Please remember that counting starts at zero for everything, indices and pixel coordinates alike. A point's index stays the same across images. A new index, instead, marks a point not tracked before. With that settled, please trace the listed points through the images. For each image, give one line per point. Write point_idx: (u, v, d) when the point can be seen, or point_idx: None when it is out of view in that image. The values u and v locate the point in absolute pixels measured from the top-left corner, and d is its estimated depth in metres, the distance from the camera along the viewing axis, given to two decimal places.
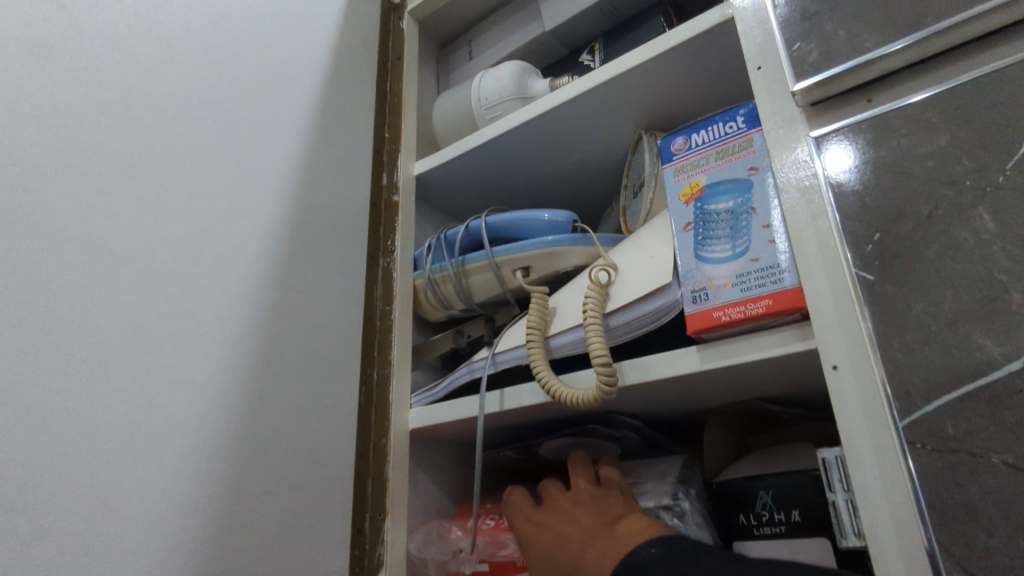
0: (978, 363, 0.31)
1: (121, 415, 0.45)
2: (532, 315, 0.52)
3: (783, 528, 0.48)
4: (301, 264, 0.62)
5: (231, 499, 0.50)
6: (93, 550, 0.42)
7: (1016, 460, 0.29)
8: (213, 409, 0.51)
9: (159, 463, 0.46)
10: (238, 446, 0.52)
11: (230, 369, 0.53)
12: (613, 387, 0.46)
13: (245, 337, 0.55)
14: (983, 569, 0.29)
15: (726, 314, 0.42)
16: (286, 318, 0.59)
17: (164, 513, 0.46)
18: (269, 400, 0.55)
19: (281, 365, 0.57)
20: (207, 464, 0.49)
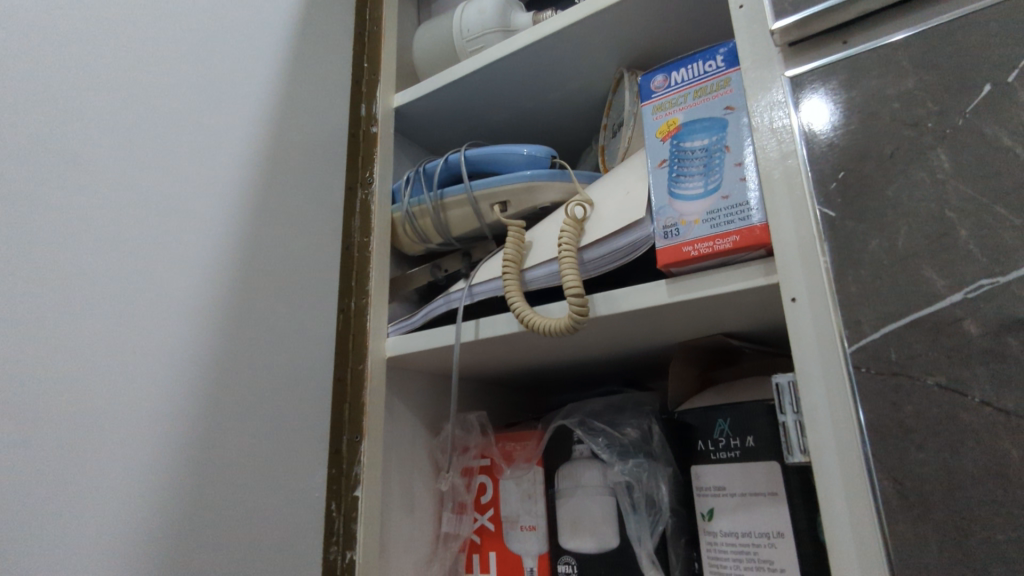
0: (924, 294, 0.33)
1: (104, 332, 0.46)
2: (509, 248, 0.53)
3: (738, 453, 0.52)
4: (278, 191, 0.62)
5: (212, 417, 0.52)
6: (81, 457, 0.43)
7: (949, 381, 0.32)
8: (193, 330, 0.52)
9: (142, 380, 0.47)
10: (218, 367, 0.53)
11: (211, 293, 0.54)
12: (585, 317, 0.48)
13: (221, 261, 0.55)
14: (911, 479, 0.31)
15: (695, 249, 0.44)
16: (264, 245, 0.59)
17: (147, 427, 0.47)
18: (249, 324, 0.56)
19: (260, 291, 0.58)
20: (190, 382, 0.51)
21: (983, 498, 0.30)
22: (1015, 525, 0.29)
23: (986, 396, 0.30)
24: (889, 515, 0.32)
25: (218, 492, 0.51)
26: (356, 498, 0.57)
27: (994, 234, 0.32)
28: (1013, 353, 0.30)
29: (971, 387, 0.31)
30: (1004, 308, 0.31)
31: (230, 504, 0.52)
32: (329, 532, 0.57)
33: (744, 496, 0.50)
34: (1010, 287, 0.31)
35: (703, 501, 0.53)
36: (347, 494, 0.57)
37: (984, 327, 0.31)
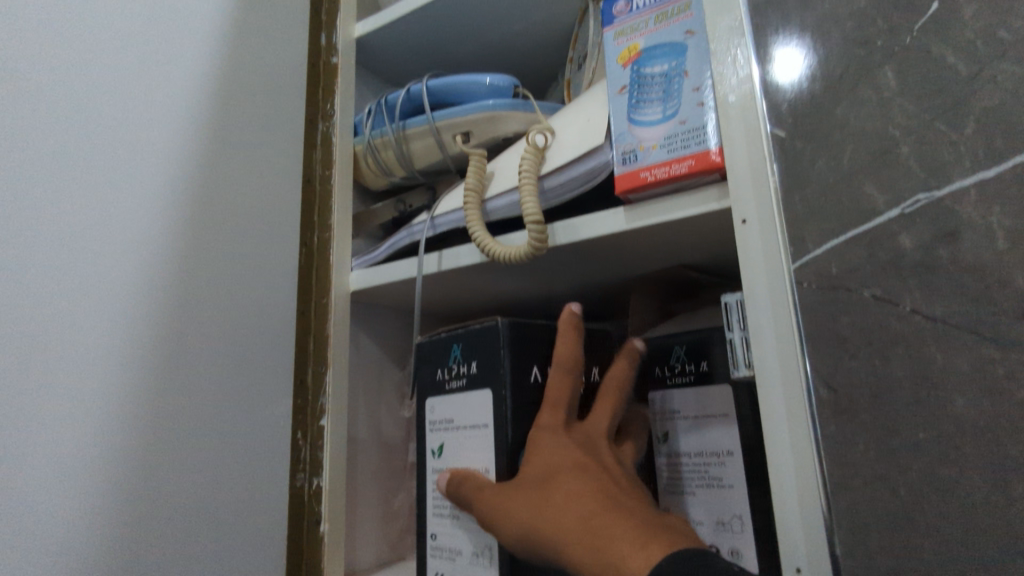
0: (865, 210, 0.34)
1: (61, 254, 0.44)
2: (470, 178, 0.53)
3: (692, 377, 0.54)
4: (240, 118, 0.60)
5: (177, 345, 0.51)
6: (44, 380, 0.42)
7: (883, 292, 0.33)
8: (155, 258, 0.51)
9: (105, 305, 0.46)
10: (182, 297, 0.52)
11: (174, 221, 0.52)
12: (543, 246, 0.48)
13: (178, 190, 0.53)
14: (845, 385, 0.33)
15: (652, 174, 0.44)
16: (226, 171, 0.58)
17: (110, 358, 0.46)
18: (213, 254, 0.55)
19: (224, 220, 0.57)
20: (154, 310, 0.50)
21: (909, 400, 0.31)
22: (935, 425, 0.31)
23: (916, 305, 0.32)
24: (821, 421, 0.33)
25: (185, 421, 0.51)
26: (322, 427, 0.58)
27: (933, 150, 0.33)
28: (943, 264, 0.32)
29: (903, 298, 0.32)
30: (938, 221, 0.32)
31: (194, 435, 0.51)
32: (295, 459, 0.58)
33: (697, 418, 0.53)
34: (945, 200, 0.32)
35: (659, 424, 0.55)
36: (312, 423, 0.58)
37: (918, 241, 0.33)
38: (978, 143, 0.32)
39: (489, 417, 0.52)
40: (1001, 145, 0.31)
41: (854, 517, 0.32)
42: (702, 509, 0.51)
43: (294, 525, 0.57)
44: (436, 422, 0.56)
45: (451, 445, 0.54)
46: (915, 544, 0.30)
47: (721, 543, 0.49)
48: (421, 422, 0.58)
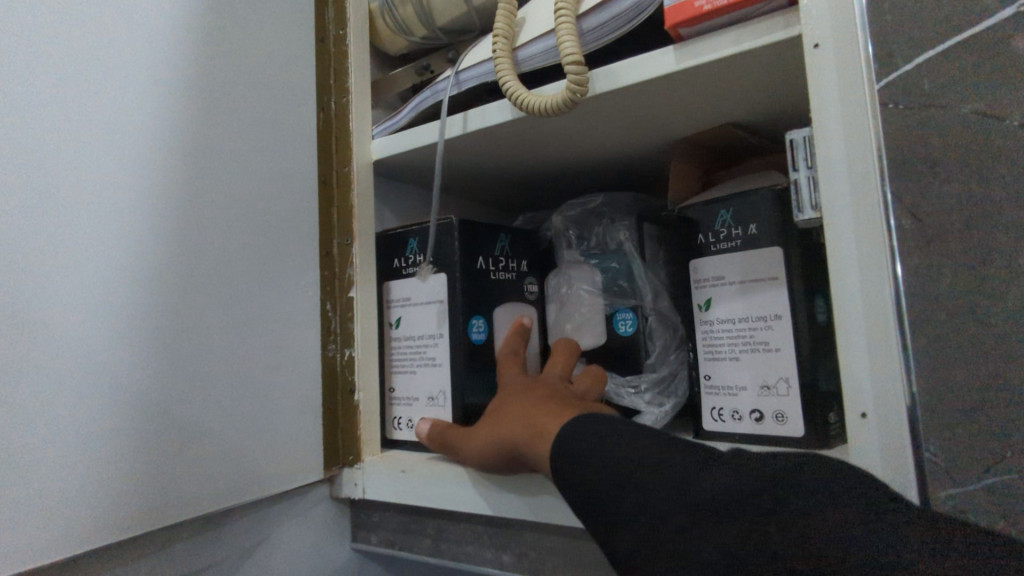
0: (970, 13, 0.30)
1: (64, 97, 0.38)
2: (499, 22, 0.48)
3: (739, 242, 0.51)
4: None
5: (196, 205, 0.46)
6: (54, 224, 0.37)
7: (984, 107, 0.29)
8: (165, 105, 0.44)
9: (115, 154, 0.41)
10: (202, 158, 0.47)
11: (185, 66, 0.46)
12: (582, 92, 0.44)
13: (186, 35, 0.47)
14: (932, 213, 0.30)
15: (709, 3, 0.39)
16: (233, 10, 0.50)
17: (128, 221, 0.41)
18: (226, 105, 0.49)
19: (236, 68, 0.50)
20: (168, 163, 0.44)
21: None
22: None
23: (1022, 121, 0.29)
24: (903, 254, 0.30)
25: (213, 288, 0.46)
26: (350, 300, 0.56)
27: None
28: None
29: (1008, 113, 0.29)
30: None
31: (228, 310, 0.47)
32: (326, 331, 0.56)
33: (744, 283, 0.50)
34: None
35: (702, 293, 0.53)
36: (341, 295, 0.56)
37: None
38: None
39: (443, 292, 0.54)
40: None
41: (938, 351, 0.29)
42: (746, 375, 0.49)
43: (327, 395, 0.55)
44: (395, 299, 0.58)
45: (414, 317, 0.56)
46: None
47: (766, 407, 0.48)
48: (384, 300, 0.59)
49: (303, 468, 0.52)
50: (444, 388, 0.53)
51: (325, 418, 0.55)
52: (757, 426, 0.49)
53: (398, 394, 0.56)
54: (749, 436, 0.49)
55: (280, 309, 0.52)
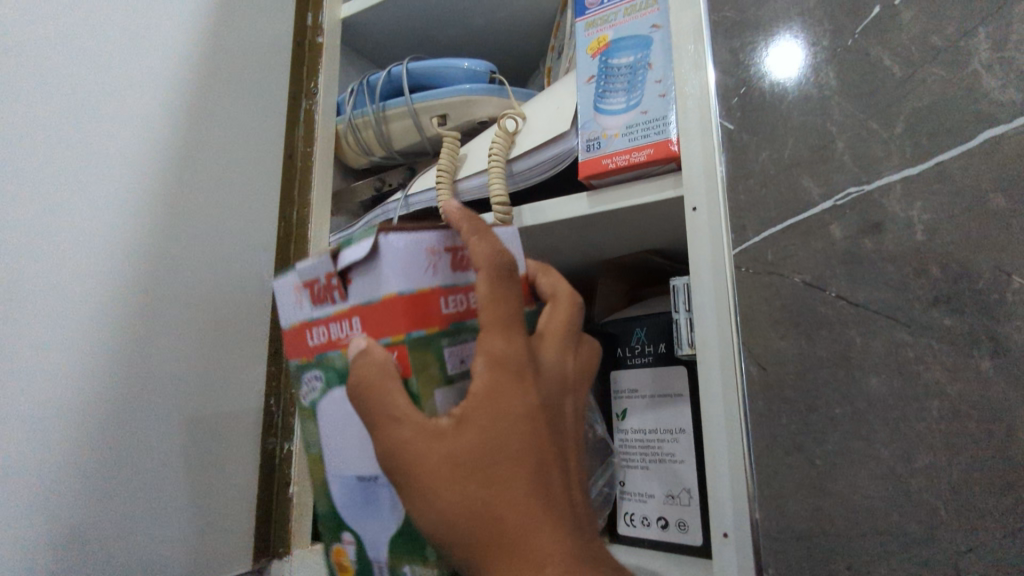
0: (802, 201, 0.36)
1: (48, 241, 0.44)
2: (443, 159, 0.55)
3: (651, 357, 0.56)
4: (221, 88, 0.59)
5: (159, 315, 0.51)
6: (30, 348, 0.42)
7: (812, 278, 0.35)
8: (136, 224, 0.50)
9: (90, 283, 0.46)
10: (168, 275, 0.52)
11: (160, 198, 0.52)
12: (507, 227, 0.50)
13: (165, 171, 0.53)
14: (772, 363, 0.35)
15: (614, 162, 0.46)
16: (208, 141, 0.57)
17: (97, 344, 0.46)
18: (191, 222, 0.55)
19: (203, 192, 0.56)
20: (136, 284, 0.49)
21: (829, 378, 0.34)
22: (850, 400, 0.33)
23: (841, 291, 0.34)
24: (750, 396, 0.35)
25: (164, 389, 0.51)
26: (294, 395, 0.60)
27: (866, 147, 0.35)
28: (867, 253, 0.34)
29: (830, 284, 0.35)
30: (864, 215, 0.35)
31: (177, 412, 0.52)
32: (268, 424, 0.60)
33: (654, 397, 0.55)
34: (872, 195, 0.35)
35: (619, 402, 0.57)
36: (285, 391, 0.61)
37: (847, 231, 0.35)
38: (906, 144, 0.34)
39: None
40: (924, 144, 0.34)
41: (775, 484, 0.34)
42: (654, 483, 0.53)
43: (264, 486, 0.58)
44: None
45: None
46: (825, 508, 0.33)
47: (671, 515, 0.52)
48: None
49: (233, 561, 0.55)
50: None
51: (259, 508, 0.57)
52: (663, 533, 0.52)
53: None
54: (657, 542, 0.52)
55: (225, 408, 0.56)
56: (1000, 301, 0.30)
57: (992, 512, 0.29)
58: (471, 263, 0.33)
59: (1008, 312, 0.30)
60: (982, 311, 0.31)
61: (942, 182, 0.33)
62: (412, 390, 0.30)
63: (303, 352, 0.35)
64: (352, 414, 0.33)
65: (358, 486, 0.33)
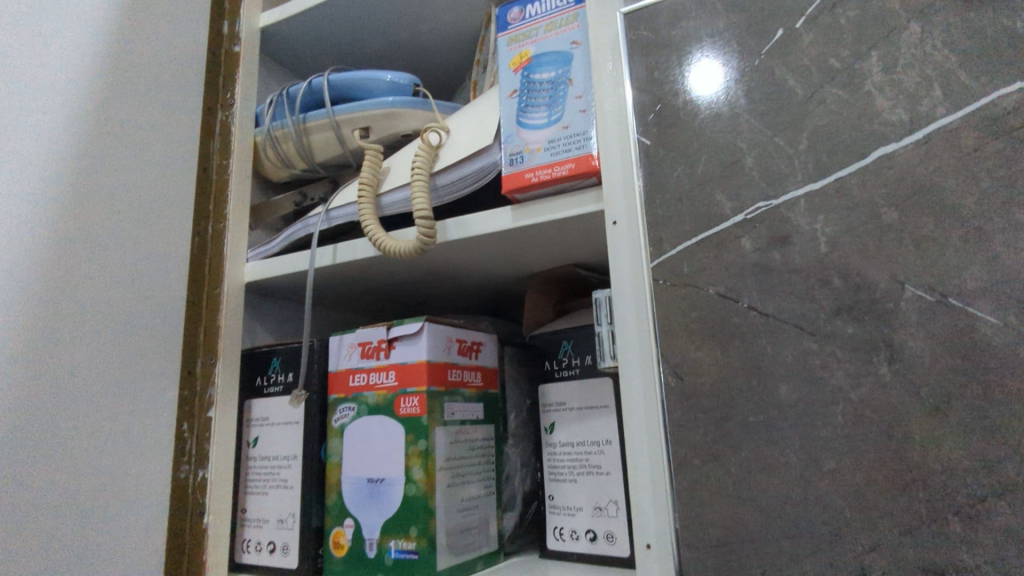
0: (714, 215, 0.37)
1: None
2: (365, 172, 0.53)
3: (578, 370, 0.56)
4: (127, 100, 0.56)
5: (52, 343, 0.48)
6: None
7: (725, 290, 0.36)
8: (26, 249, 0.47)
9: None
10: (64, 300, 0.49)
11: (55, 220, 0.49)
12: (432, 240, 0.49)
13: (61, 189, 0.50)
14: (688, 374, 0.36)
15: (536, 175, 0.46)
16: (112, 156, 0.54)
17: None
18: (91, 242, 0.51)
19: (105, 210, 0.53)
20: (24, 312, 0.46)
21: (742, 387, 0.35)
22: (762, 408, 0.34)
23: (752, 302, 0.35)
24: (669, 406, 0.36)
25: (57, 421, 0.47)
26: (209, 419, 0.56)
27: (773, 162, 0.37)
28: (776, 265, 0.35)
29: (742, 296, 0.36)
30: (772, 228, 0.36)
31: (72, 445, 0.48)
32: (179, 452, 0.56)
33: (581, 409, 0.55)
34: (779, 209, 0.36)
35: (547, 416, 0.57)
36: (200, 414, 0.57)
37: (756, 243, 0.36)
38: (809, 160, 0.36)
39: (299, 412, 0.56)
40: (825, 161, 0.35)
41: (693, 493, 0.35)
42: (582, 496, 0.53)
43: (175, 517, 0.55)
44: (256, 418, 0.58)
45: (268, 436, 0.57)
46: (740, 514, 0.33)
47: (599, 528, 0.51)
48: (241, 418, 0.59)
49: None
50: (296, 509, 0.53)
51: (169, 540, 0.54)
52: (592, 546, 0.52)
53: (250, 514, 0.56)
54: (585, 555, 0.52)
55: (131, 436, 0.52)
56: (896, 310, 0.32)
57: (893, 512, 0.30)
58: (471, 353, 0.56)
59: (903, 320, 0.32)
60: (879, 320, 0.32)
61: (840, 196, 0.34)
62: (422, 425, 0.49)
63: (343, 390, 0.54)
64: (375, 433, 0.51)
65: (367, 485, 0.51)
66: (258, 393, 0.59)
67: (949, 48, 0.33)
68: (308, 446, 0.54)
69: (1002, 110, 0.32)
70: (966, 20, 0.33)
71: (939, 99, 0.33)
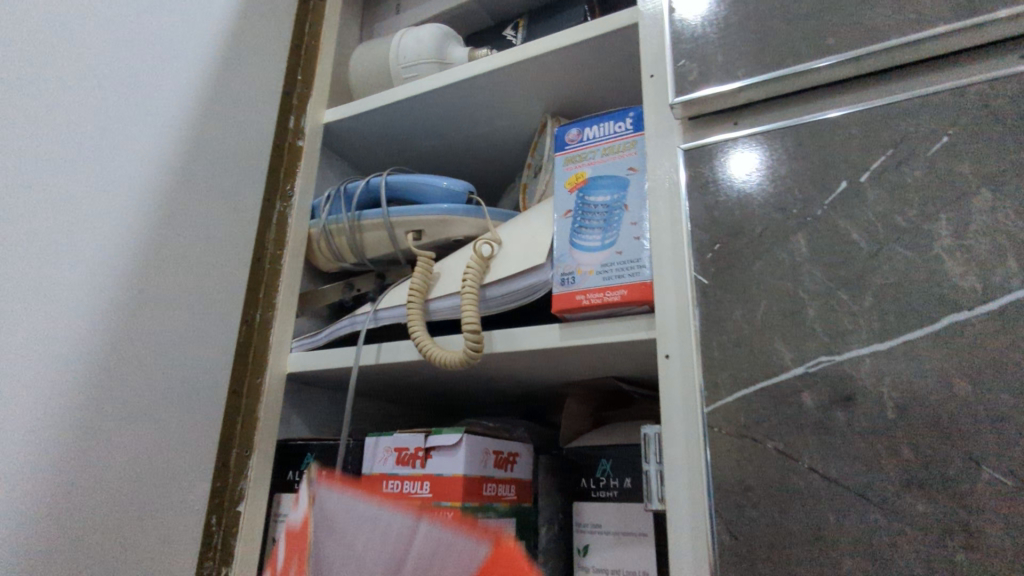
0: (773, 364, 0.37)
1: None
2: (416, 277, 0.54)
3: (616, 492, 0.54)
4: (192, 193, 0.58)
5: (93, 434, 0.48)
6: None
7: (784, 446, 0.35)
8: (80, 339, 0.47)
9: (19, 408, 0.43)
10: (110, 391, 0.49)
11: (110, 311, 0.50)
12: (478, 354, 0.49)
13: (121, 279, 0.51)
14: (743, 532, 0.35)
15: (587, 298, 0.47)
16: (170, 251, 0.56)
17: (16, 475, 0.42)
18: (141, 334, 0.52)
19: (158, 300, 0.54)
20: (69, 403, 0.46)
21: (800, 555, 0.33)
22: None
23: (813, 463, 0.34)
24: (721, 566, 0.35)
25: (87, 516, 0.47)
26: (238, 513, 0.56)
27: (836, 317, 0.36)
28: (839, 426, 0.34)
29: (801, 455, 0.34)
30: (835, 386, 0.35)
31: (100, 539, 0.47)
32: (205, 546, 0.55)
33: (618, 535, 0.52)
34: (842, 366, 0.35)
35: (581, 537, 0.55)
36: (229, 507, 0.56)
37: (818, 401, 0.35)
38: (874, 319, 0.35)
39: (328, 516, 0.54)
40: (892, 321, 0.34)
41: None
42: None
43: None
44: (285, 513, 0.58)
45: (295, 536, 0.56)
46: None
47: None
48: (269, 514, 0.59)
49: None
50: None
51: None
52: None
53: None
54: None
55: (159, 531, 0.51)
56: (971, 492, 0.30)
57: None
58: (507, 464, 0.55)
59: (980, 504, 0.30)
60: (953, 500, 0.31)
61: (908, 361, 0.33)
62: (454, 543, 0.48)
63: (376, 495, 0.54)
64: None
65: None
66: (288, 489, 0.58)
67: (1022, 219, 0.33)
68: None
69: None
70: None
71: (1013, 271, 0.32)
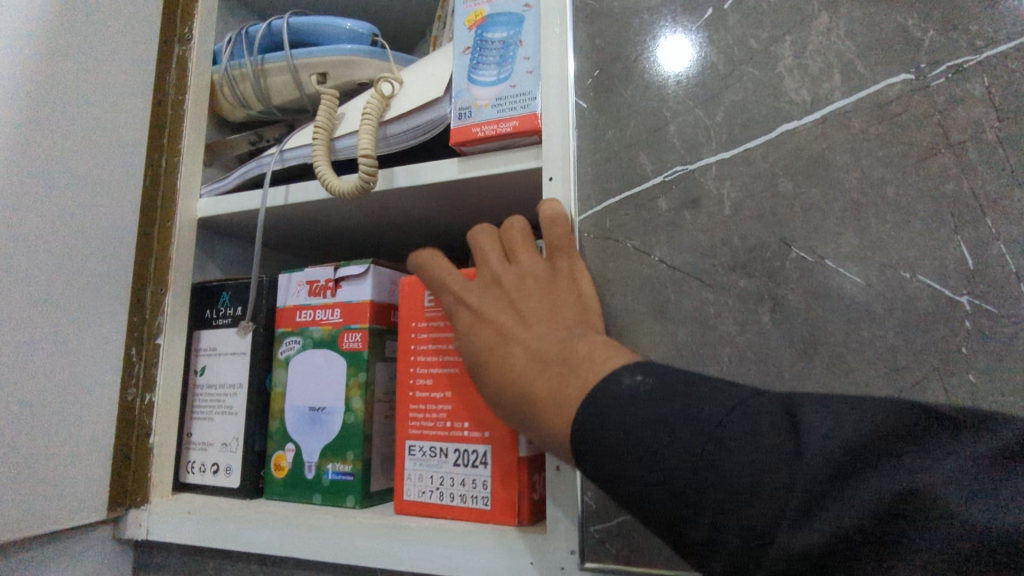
0: (636, 175, 0.41)
1: None
2: (321, 115, 0.55)
3: None
4: (88, 19, 0.55)
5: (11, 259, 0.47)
6: None
7: (640, 244, 0.40)
8: None
9: None
10: (23, 218, 0.49)
11: (14, 136, 0.48)
12: (373, 181, 0.51)
13: (22, 104, 0.49)
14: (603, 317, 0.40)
15: (481, 130, 0.47)
16: (66, 83, 0.53)
17: None
18: (48, 164, 0.51)
19: (63, 131, 0.52)
20: None
21: (647, 330, 0.39)
22: (662, 348, 0.38)
23: (663, 256, 0.39)
24: None
25: (14, 337, 0.47)
26: (157, 346, 0.58)
27: (692, 131, 0.40)
28: (685, 224, 0.39)
29: (654, 250, 0.40)
30: (686, 190, 0.40)
31: (28, 360, 0.48)
32: (126, 375, 0.57)
33: None
34: (693, 173, 0.40)
35: None
36: (148, 341, 0.58)
37: (671, 204, 0.40)
38: (723, 131, 0.40)
39: (245, 344, 0.58)
40: (737, 132, 0.39)
41: None
42: None
43: (121, 436, 0.56)
44: (203, 347, 0.61)
45: (214, 366, 0.59)
46: None
47: None
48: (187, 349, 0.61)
49: (85, 508, 0.53)
50: (239, 434, 0.56)
51: (116, 457, 0.55)
52: None
53: (194, 438, 0.59)
54: None
55: (83, 358, 0.53)
56: (782, 268, 0.37)
57: None
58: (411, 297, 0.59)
59: (787, 277, 0.36)
60: (767, 275, 0.37)
61: (745, 165, 0.39)
62: (363, 357, 0.52)
63: (290, 324, 0.57)
64: (318, 365, 0.55)
65: (308, 413, 0.54)
66: (205, 326, 0.61)
67: (850, 39, 0.37)
68: (253, 376, 0.57)
69: (887, 98, 0.36)
70: (867, 13, 0.37)
71: (837, 85, 0.37)
